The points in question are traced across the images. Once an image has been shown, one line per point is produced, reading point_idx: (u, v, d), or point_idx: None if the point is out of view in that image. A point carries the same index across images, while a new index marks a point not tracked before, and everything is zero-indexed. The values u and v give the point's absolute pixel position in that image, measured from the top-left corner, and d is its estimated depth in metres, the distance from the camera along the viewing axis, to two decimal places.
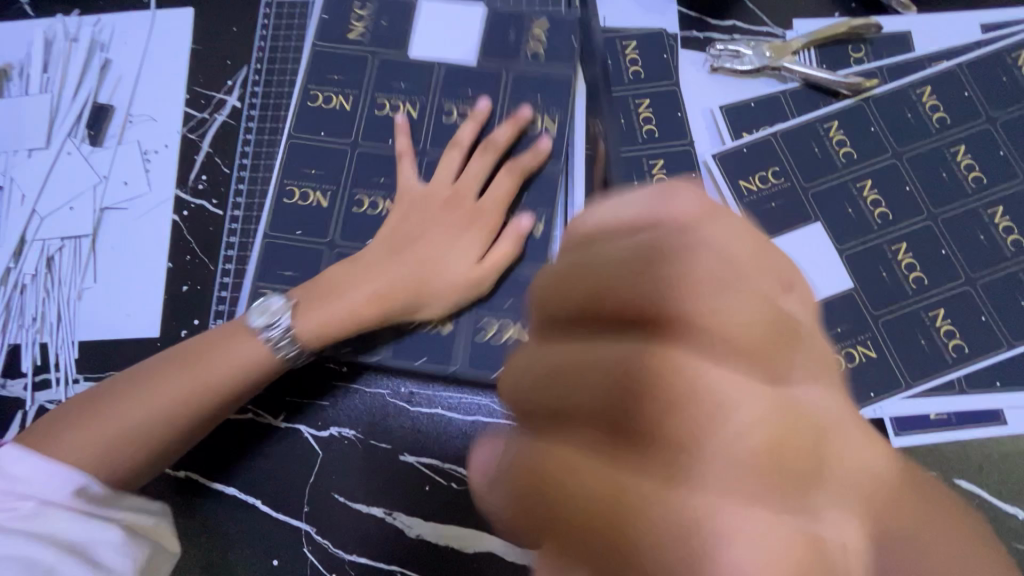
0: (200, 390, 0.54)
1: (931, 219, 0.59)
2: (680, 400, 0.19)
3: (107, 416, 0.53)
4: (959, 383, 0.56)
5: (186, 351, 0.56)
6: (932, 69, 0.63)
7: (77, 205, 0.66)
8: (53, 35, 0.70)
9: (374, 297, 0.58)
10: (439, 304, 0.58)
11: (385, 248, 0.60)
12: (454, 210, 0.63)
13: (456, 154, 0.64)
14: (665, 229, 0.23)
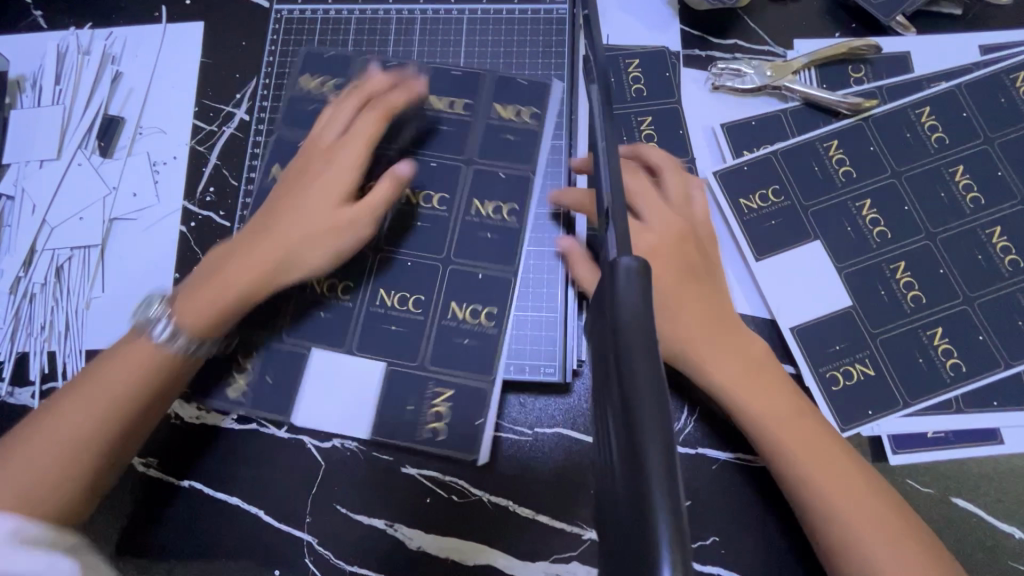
0: (133, 386, 0.52)
1: (930, 238, 0.60)
2: (642, 445, 0.24)
3: (40, 440, 0.50)
4: (956, 402, 0.56)
5: (106, 359, 0.54)
6: (931, 90, 0.63)
7: (86, 216, 0.67)
8: (66, 47, 0.72)
9: (246, 266, 0.56)
10: (345, 242, 0.58)
11: (284, 204, 0.59)
12: (336, 163, 0.59)
13: (375, 114, 0.60)
14: (634, 300, 0.28)
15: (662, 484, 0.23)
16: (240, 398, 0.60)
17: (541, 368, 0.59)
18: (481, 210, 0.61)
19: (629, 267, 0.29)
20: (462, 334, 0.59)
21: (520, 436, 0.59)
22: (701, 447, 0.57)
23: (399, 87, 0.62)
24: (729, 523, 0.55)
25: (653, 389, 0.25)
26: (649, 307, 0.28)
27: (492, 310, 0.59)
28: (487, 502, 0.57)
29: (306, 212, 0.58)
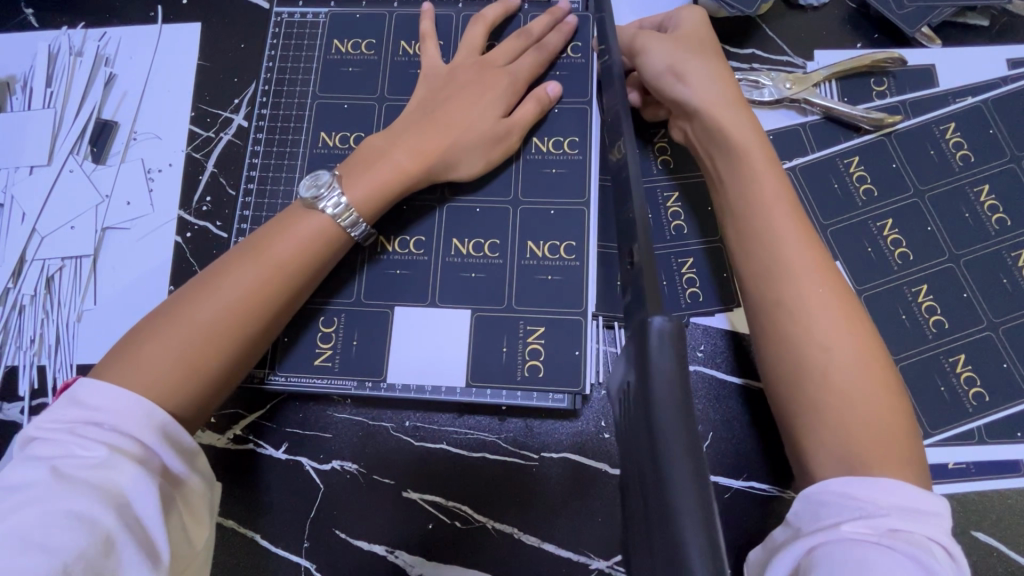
0: (275, 277, 0.51)
1: (953, 260, 0.58)
2: (676, 510, 0.26)
3: (174, 327, 0.48)
4: (979, 432, 0.54)
5: (243, 248, 0.52)
6: (955, 106, 0.61)
7: (78, 224, 0.64)
8: (58, 48, 0.69)
9: (416, 152, 0.56)
10: (471, 157, 0.58)
11: (413, 113, 0.59)
12: (482, 73, 0.61)
13: (481, 29, 0.63)
14: (669, 372, 0.30)
15: (698, 528, 0.25)
16: (329, 364, 0.59)
17: (548, 394, 0.57)
18: (542, 148, 0.61)
19: (662, 329, 0.30)
20: (545, 270, 0.59)
21: (525, 461, 0.57)
22: (714, 475, 0.55)
23: (559, 29, 0.63)
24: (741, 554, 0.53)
25: (692, 464, 0.26)
26: (683, 368, 0.30)
27: (571, 242, 0.59)
28: (491, 529, 0.55)
29: (437, 115, 0.58)
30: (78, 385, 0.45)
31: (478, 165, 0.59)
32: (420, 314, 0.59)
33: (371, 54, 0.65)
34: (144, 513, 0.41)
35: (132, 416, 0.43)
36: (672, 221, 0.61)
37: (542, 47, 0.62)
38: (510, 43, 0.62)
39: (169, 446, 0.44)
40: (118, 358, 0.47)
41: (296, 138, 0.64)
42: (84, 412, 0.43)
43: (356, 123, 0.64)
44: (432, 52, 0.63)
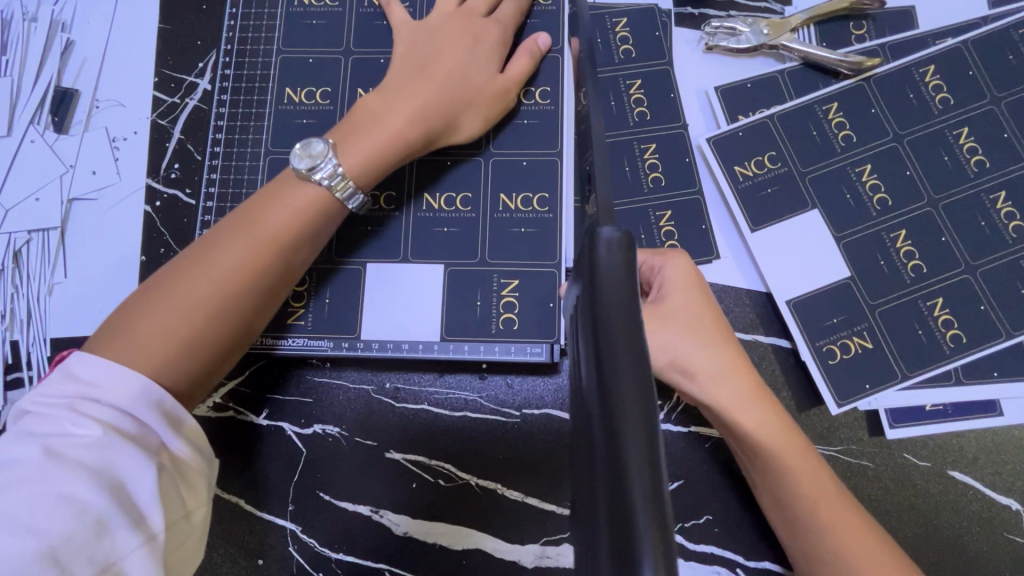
0: (270, 249, 0.49)
1: (932, 204, 0.57)
2: (623, 422, 0.25)
3: (169, 302, 0.46)
4: (956, 373, 0.55)
5: (235, 220, 0.50)
6: (936, 46, 0.60)
7: (43, 196, 0.63)
8: (11, 14, 0.66)
9: (414, 114, 0.54)
10: (473, 120, 0.57)
11: (401, 70, 0.56)
12: (467, 24, 0.58)
13: None
14: (616, 295, 0.30)
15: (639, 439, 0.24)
16: (302, 323, 0.58)
17: (527, 348, 0.56)
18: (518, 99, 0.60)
19: (611, 239, 0.32)
20: (519, 223, 0.58)
21: (507, 418, 0.57)
22: (694, 425, 0.55)
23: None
24: (721, 500, 0.54)
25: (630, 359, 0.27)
26: (631, 283, 0.31)
27: (545, 194, 0.58)
28: (475, 486, 0.56)
29: (428, 74, 0.56)
30: (72, 359, 0.43)
31: (480, 127, 0.57)
32: (395, 275, 0.59)
33: (336, 8, 0.63)
34: (140, 495, 0.39)
35: (129, 393, 0.42)
36: (649, 173, 0.59)
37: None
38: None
39: (166, 423, 0.43)
40: (108, 335, 0.45)
41: (261, 99, 0.62)
42: (81, 386, 0.42)
43: (323, 81, 0.62)
44: (398, 14, 0.60)
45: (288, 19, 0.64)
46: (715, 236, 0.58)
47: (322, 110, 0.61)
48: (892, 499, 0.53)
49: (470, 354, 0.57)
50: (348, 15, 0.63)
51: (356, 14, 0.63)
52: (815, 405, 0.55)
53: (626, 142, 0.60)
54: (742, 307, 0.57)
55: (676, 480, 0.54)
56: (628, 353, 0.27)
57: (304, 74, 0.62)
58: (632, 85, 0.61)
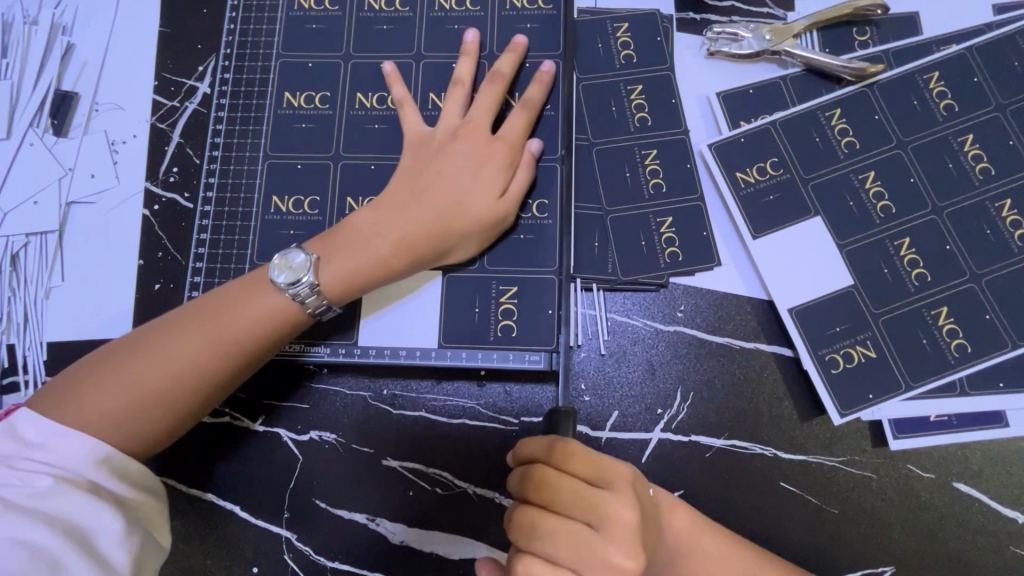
0: (225, 350, 0.49)
1: (936, 212, 0.57)
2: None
3: (118, 383, 0.47)
4: (961, 384, 0.54)
5: (200, 310, 0.50)
6: (940, 53, 0.60)
7: (41, 200, 0.63)
8: (12, 17, 0.66)
9: (401, 245, 0.53)
10: (465, 244, 0.55)
11: (400, 188, 0.56)
12: (469, 143, 0.56)
13: (461, 91, 0.59)
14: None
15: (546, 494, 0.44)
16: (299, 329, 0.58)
17: (525, 355, 0.56)
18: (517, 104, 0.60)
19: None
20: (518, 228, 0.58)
21: (505, 426, 0.56)
22: (694, 435, 0.55)
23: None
24: (722, 510, 0.53)
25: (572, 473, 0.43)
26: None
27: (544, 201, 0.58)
28: (473, 495, 0.55)
29: (423, 199, 0.55)
30: (18, 416, 0.45)
31: (475, 251, 0.56)
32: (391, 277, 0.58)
33: (336, 12, 0.63)
34: (103, 536, 0.41)
35: (78, 451, 0.44)
36: (650, 179, 0.59)
37: (528, 102, 0.58)
38: (484, 93, 0.58)
39: (114, 476, 0.45)
40: (64, 387, 0.47)
41: (261, 103, 0.62)
42: (22, 446, 0.43)
43: (322, 85, 0.62)
44: (409, 118, 0.59)
45: (287, 24, 0.63)
46: (717, 243, 0.58)
47: (321, 115, 0.61)
48: (895, 511, 0.52)
49: (469, 361, 0.56)
50: (348, 20, 0.63)
51: (356, 18, 0.63)
52: (818, 415, 0.54)
53: (626, 147, 0.59)
54: (745, 314, 0.56)
55: (675, 490, 0.54)
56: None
57: (303, 78, 0.62)
58: (633, 90, 0.61)
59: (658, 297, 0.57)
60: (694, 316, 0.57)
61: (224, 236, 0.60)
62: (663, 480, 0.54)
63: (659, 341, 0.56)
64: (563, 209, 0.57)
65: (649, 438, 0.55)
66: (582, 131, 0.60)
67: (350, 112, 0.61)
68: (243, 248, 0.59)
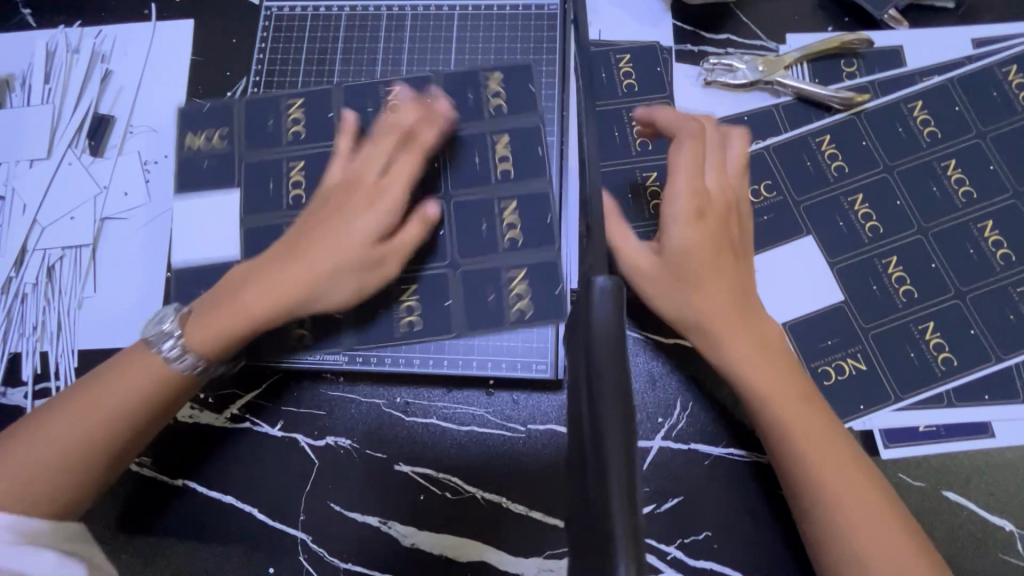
0: (90, 433, 0.49)
1: (921, 232, 0.60)
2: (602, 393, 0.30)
3: (51, 426, 0.49)
4: (948, 396, 0.56)
5: (131, 352, 0.52)
6: (923, 84, 0.63)
7: (77, 215, 0.67)
8: (55, 46, 0.71)
9: (287, 283, 0.52)
10: (339, 291, 0.53)
11: (302, 231, 0.54)
12: (360, 192, 0.55)
13: (352, 136, 0.58)
14: (608, 314, 0.32)
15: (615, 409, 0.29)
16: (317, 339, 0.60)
17: (532, 365, 0.59)
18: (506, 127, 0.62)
19: (604, 288, 0.33)
20: None
21: (512, 433, 0.59)
22: (693, 443, 0.57)
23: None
24: (720, 516, 0.56)
25: (618, 410, 0.29)
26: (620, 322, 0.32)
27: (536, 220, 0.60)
28: (481, 499, 0.58)
29: (314, 245, 0.53)
30: None
31: (347, 297, 0.53)
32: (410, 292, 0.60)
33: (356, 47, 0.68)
34: None
35: None
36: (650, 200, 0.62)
37: (411, 142, 0.57)
38: (379, 148, 0.56)
39: None
40: (5, 443, 0.50)
41: None
42: None
43: None
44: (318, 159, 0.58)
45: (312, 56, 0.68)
46: None
47: None
48: None
49: (479, 370, 0.60)
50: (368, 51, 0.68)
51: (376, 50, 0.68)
52: None
53: (628, 169, 0.63)
54: None
55: (675, 497, 0.56)
56: (608, 346, 0.31)
57: None
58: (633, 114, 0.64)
59: None
60: None
61: None
62: (664, 486, 0.56)
63: (659, 353, 0.59)
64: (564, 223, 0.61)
65: (650, 446, 0.57)
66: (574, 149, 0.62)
67: None
68: (230, 258, 0.61)
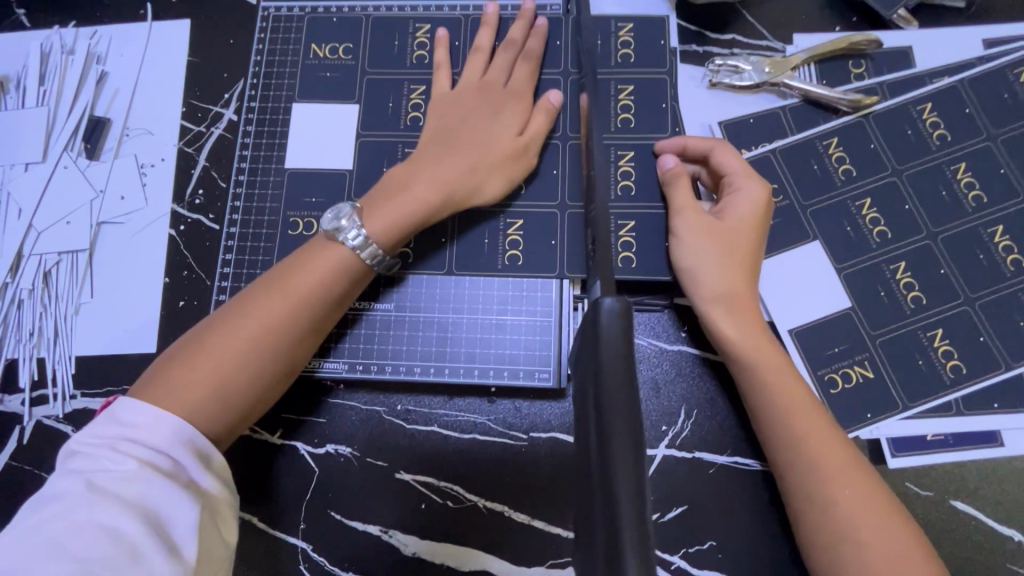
0: (294, 314, 0.51)
1: (930, 237, 0.59)
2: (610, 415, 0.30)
3: (222, 353, 0.48)
4: (957, 404, 0.56)
5: (269, 280, 0.52)
6: (932, 86, 0.62)
7: (74, 219, 0.66)
8: (50, 47, 0.70)
9: (438, 183, 0.56)
10: (494, 180, 0.58)
11: (432, 139, 0.59)
12: (489, 96, 0.61)
13: (480, 56, 0.63)
14: (617, 336, 0.33)
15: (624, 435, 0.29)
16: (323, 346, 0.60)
17: (535, 373, 0.59)
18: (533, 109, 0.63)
19: (611, 309, 0.33)
20: (528, 251, 0.61)
21: (514, 441, 0.58)
22: (697, 451, 0.56)
23: (538, 30, 0.64)
24: (725, 525, 0.55)
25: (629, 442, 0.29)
26: (629, 343, 0.33)
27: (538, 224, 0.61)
28: (482, 508, 0.57)
29: (459, 141, 0.58)
30: (119, 405, 0.46)
31: (503, 188, 0.59)
32: (414, 297, 0.61)
33: (357, 48, 0.67)
34: (172, 523, 0.41)
35: (166, 434, 0.45)
36: (620, 180, 0.61)
37: (528, 54, 0.63)
38: (501, 57, 0.63)
39: (199, 461, 0.45)
40: (161, 370, 0.48)
41: (284, 131, 0.66)
42: (123, 429, 0.45)
43: (345, 115, 0.65)
44: (441, 83, 0.63)
45: (312, 58, 0.67)
46: None
47: (343, 141, 0.65)
48: None
49: (480, 378, 0.59)
50: (369, 52, 0.67)
51: (375, 54, 0.66)
52: None
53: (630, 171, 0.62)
54: None
55: (679, 506, 0.55)
56: (618, 365, 0.32)
57: (328, 108, 0.66)
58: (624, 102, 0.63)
59: (663, 317, 0.60)
60: (697, 337, 0.59)
61: (248, 256, 0.63)
62: (668, 495, 0.56)
63: (664, 360, 0.59)
64: (566, 221, 0.61)
65: (654, 454, 0.57)
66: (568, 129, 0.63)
67: (370, 139, 0.64)
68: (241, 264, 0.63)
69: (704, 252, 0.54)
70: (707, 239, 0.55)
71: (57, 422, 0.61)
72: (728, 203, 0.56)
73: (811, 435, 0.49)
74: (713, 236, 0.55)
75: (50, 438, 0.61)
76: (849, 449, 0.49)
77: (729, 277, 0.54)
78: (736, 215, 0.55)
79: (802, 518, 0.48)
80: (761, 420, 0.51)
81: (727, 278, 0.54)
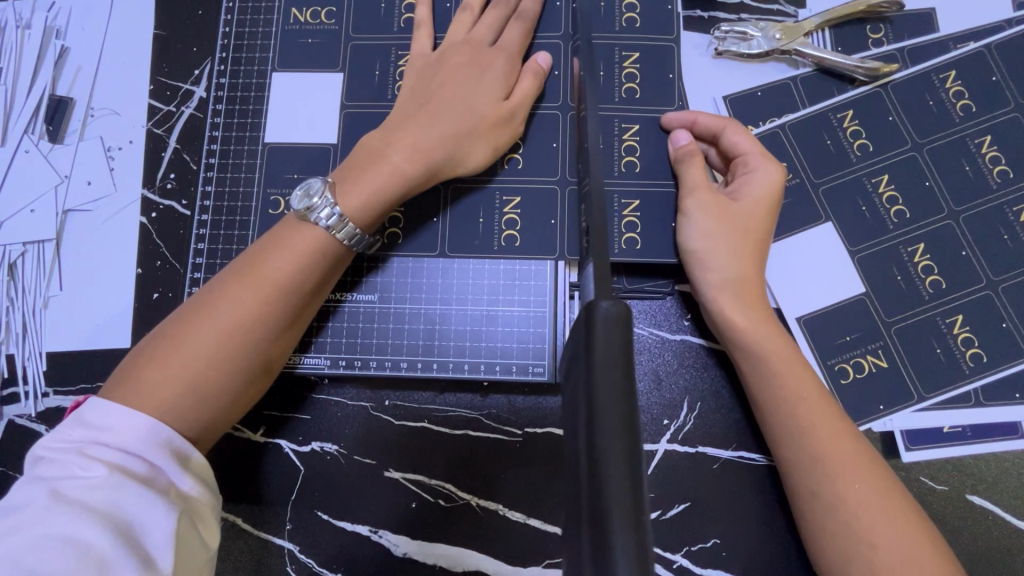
0: (273, 302, 0.47)
1: (952, 217, 0.55)
2: (604, 438, 0.27)
3: (194, 348, 0.45)
4: (976, 395, 0.53)
5: (239, 269, 0.48)
6: (956, 52, 0.58)
7: (38, 208, 0.62)
8: (4, 22, 0.65)
9: (415, 153, 0.52)
10: (478, 146, 0.54)
11: (408, 104, 0.54)
12: (466, 56, 0.56)
13: (469, 16, 0.58)
14: (614, 346, 0.29)
15: (615, 437, 0.27)
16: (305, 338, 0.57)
17: (529, 367, 0.56)
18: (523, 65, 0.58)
19: (607, 314, 0.30)
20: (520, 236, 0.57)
21: (508, 437, 0.55)
22: (701, 445, 0.54)
23: None
24: (731, 522, 0.52)
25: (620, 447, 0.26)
26: (628, 348, 0.29)
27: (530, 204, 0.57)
28: (476, 506, 0.55)
29: (437, 104, 0.54)
30: (87, 406, 0.43)
31: (488, 156, 0.55)
32: (401, 286, 0.57)
33: (334, 18, 0.62)
34: (145, 531, 0.38)
35: (138, 436, 0.41)
36: (624, 155, 0.57)
37: (521, 15, 0.58)
38: (490, 19, 0.58)
39: (176, 463, 0.42)
40: (128, 372, 0.45)
41: (257, 109, 0.61)
42: (92, 433, 0.41)
43: (323, 91, 0.61)
44: (423, 43, 0.58)
45: (285, 29, 0.62)
46: None
47: (321, 119, 0.60)
48: None
49: (471, 371, 0.56)
50: (346, 21, 0.62)
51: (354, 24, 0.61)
52: None
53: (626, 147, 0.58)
54: None
55: (681, 503, 0.53)
56: (614, 377, 0.28)
57: (304, 84, 0.61)
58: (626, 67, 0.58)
59: (664, 305, 0.56)
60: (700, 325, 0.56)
61: (222, 245, 0.59)
62: (670, 492, 0.53)
63: (666, 350, 0.55)
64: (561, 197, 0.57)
65: (655, 450, 0.54)
66: (552, 100, 0.58)
67: (349, 116, 0.60)
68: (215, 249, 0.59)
69: (713, 233, 0.51)
70: (717, 219, 0.51)
71: (30, 422, 0.58)
72: (744, 180, 0.52)
73: (824, 426, 0.46)
74: (724, 216, 0.51)
75: (22, 438, 0.58)
76: (857, 442, 0.46)
77: (740, 261, 0.51)
78: (748, 194, 0.52)
79: (810, 514, 0.45)
80: (765, 411, 0.48)
81: (736, 261, 0.50)
